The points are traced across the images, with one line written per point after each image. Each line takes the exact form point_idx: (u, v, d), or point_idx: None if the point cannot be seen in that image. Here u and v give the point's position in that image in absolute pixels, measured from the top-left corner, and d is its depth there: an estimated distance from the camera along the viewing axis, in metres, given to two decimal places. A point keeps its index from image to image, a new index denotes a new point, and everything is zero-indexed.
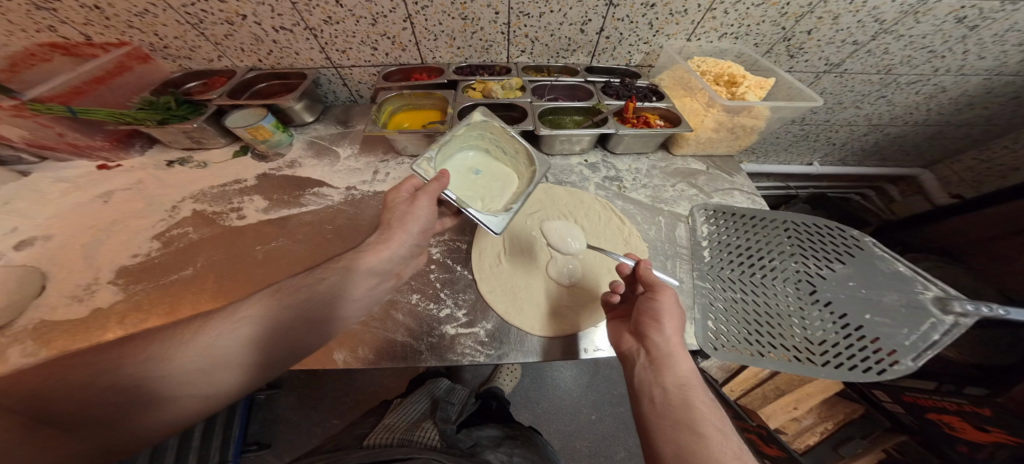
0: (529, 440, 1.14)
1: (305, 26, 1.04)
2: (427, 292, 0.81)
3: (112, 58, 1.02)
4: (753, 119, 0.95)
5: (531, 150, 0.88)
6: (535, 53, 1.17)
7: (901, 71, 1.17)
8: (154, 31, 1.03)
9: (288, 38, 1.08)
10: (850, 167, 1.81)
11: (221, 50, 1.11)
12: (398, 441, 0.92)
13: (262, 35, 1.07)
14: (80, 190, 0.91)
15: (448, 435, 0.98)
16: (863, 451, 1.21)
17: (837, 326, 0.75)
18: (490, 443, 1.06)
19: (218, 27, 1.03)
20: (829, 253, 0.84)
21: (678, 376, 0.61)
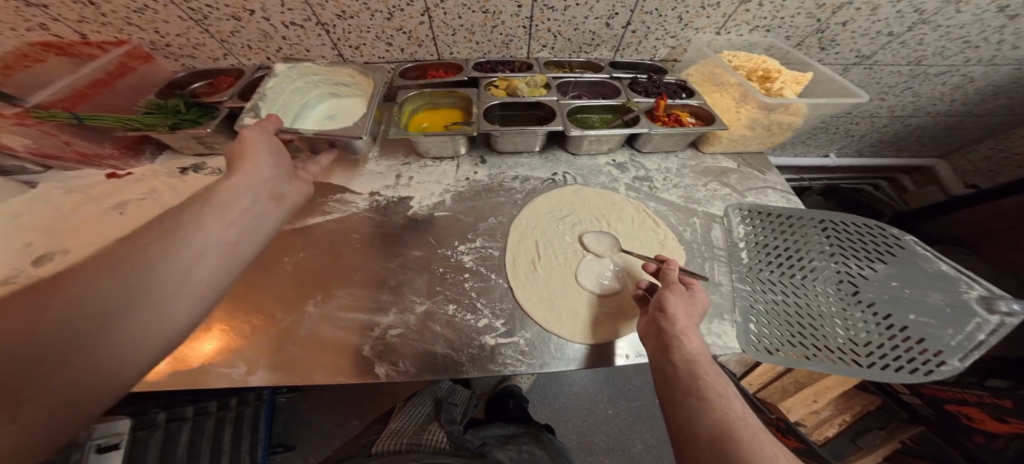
0: (537, 436, 1.12)
1: (317, 21, 0.98)
2: (463, 302, 0.80)
3: (110, 59, 0.92)
4: (791, 117, 0.92)
5: (355, 71, 1.03)
6: (557, 48, 1.12)
7: (932, 62, 1.16)
8: (155, 28, 0.96)
9: (299, 34, 1.02)
10: (865, 158, 1.80)
11: (227, 47, 1.04)
12: (405, 446, 0.91)
13: (271, 31, 1.00)
14: (93, 201, 0.87)
15: (454, 436, 0.98)
16: (879, 442, 1.22)
17: (882, 327, 0.74)
18: (498, 442, 1.05)
19: (223, 23, 0.97)
20: (870, 253, 0.84)
21: (699, 358, 0.60)
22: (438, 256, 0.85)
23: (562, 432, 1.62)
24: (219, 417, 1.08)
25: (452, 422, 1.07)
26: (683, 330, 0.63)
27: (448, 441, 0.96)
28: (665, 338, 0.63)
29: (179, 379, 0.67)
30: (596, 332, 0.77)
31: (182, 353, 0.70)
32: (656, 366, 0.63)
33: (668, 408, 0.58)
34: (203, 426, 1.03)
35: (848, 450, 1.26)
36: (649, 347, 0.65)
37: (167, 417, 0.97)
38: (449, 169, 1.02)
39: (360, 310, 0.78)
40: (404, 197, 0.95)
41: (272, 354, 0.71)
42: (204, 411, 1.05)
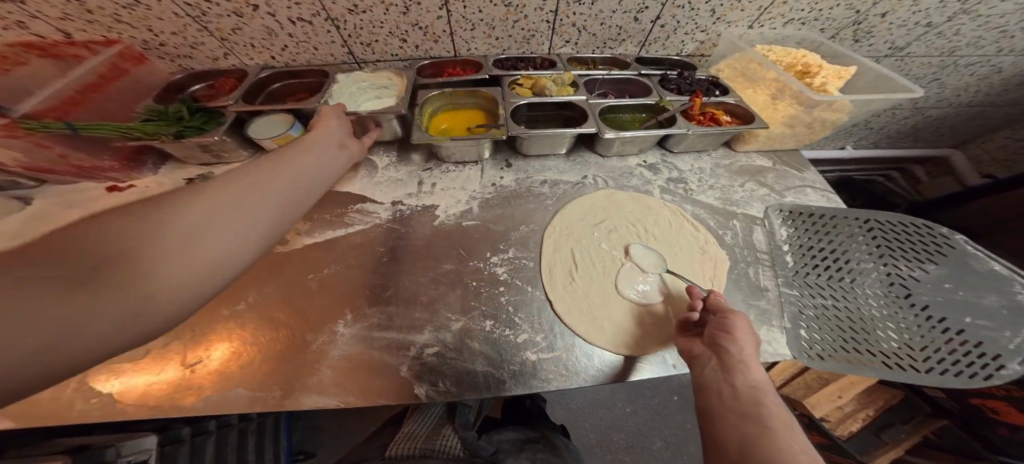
0: (552, 443, 0.97)
1: (327, 16, 0.88)
2: (500, 317, 0.77)
3: (103, 60, 0.82)
4: (835, 114, 0.89)
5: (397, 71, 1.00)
6: (580, 43, 1.07)
7: (964, 53, 1.14)
8: (148, 26, 0.85)
9: (306, 31, 0.92)
10: (882, 149, 1.77)
11: (228, 46, 0.93)
12: (420, 452, 0.88)
13: (276, 28, 0.90)
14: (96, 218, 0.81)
15: (468, 444, 0.91)
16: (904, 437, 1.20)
17: (937, 330, 0.71)
18: (511, 447, 0.93)
19: (224, 19, 0.86)
20: (919, 254, 0.82)
21: (762, 388, 0.55)
22: (471, 268, 0.83)
23: (581, 432, 1.51)
24: (241, 428, 1.06)
25: (466, 426, 0.99)
26: (747, 356, 0.60)
27: (461, 448, 0.90)
28: (725, 359, 0.59)
29: (211, 404, 0.65)
30: (639, 343, 0.74)
31: (195, 374, 0.68)
32: (707, 385, 0.58)
33: (709, 428, 0.54)
34: (226, 440, 1.01)
35: (873, 446, 1.20)
36: (701, 369, 0.61)
37: (191, 432, 0.94)
38: (474, 173, 0.97)
39: (394, 328, 0.75)
40: (429, 206, 0.91)
41: (304, 376, 0.68)
42: (226, 423, 1.03)
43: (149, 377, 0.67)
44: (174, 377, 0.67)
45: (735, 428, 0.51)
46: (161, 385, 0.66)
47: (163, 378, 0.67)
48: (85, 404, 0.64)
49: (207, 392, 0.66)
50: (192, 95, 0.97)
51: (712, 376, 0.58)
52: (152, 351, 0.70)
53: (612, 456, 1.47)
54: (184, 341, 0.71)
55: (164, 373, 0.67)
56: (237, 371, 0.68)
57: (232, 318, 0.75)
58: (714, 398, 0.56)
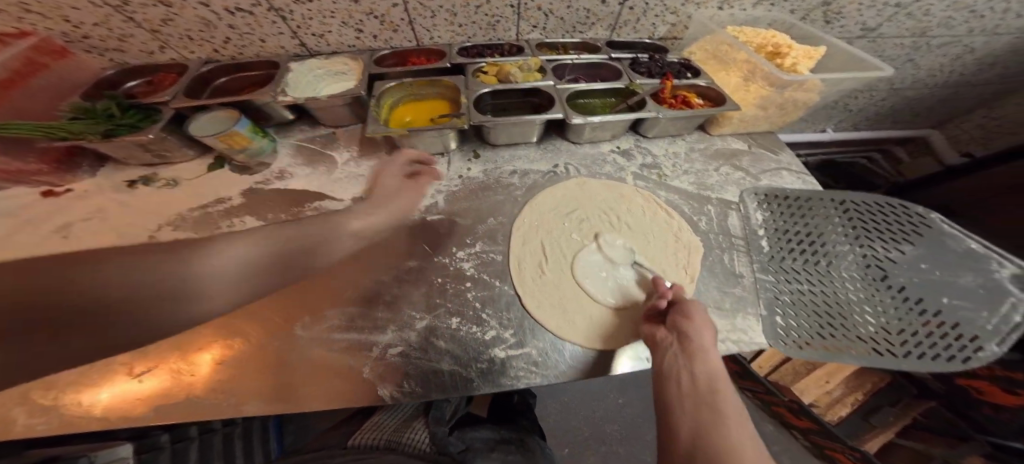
0: (525, 444, 0.96)
1: (270, 6, 0.83)
2: (467, 314, 0.73)
3: (16, 53, 0.75)
4: (808, 93, 0.88)
5: (351, 55, 0.98)
6: (548, 28, 1.03)
7: (936, 33, 1.14)
8: (63, 16, 0.79)
9: (249, 22, 0.86)
10: (861, 132, 1.76)
11: (162, 39, 0.88)
12: (384, 444, 0.85)
13: (213, 19, 0.85)
14: (33, 226, 0.78)
15: (436, 440, 0.84)
16: (893, 419, 1.19)
17: (915, 312, 0.70)
18: (483, 447, 0.90)
19: (150, 8, 0.80)
20: (895, 234, 0.80)
21: (718, 374, 0.57)
22: (436, 265, 0.79)
23: (574, 424, 1.43)
24: (225, 432, 0.99)
25: (439, 421, 0.92)
26: (704, 339, 0.60)
27: (428, 444, 0.84)
28: (688, 346, 0.58)
29: (161, 414, 0.59)
30: (597, 335, 0.71)
31: (182, 379, 0.62)
32: (661, 369, 0.59)
33: (664, 419, 0.56)
34: (211, 444, 0.94)
35: (862, 430, 1.21)
36: (658, 354, 0.61)
37: (171, 439, 0.87)
38: (440, 167, 0.93)
39: (354, 330, 0.71)
40: (392, 202, 0.87)
41: (261, 381, 0.64)
42: (209, 429, 0.96)
43: (95, 387, 0.60)
44: (130, 389, 0.61)
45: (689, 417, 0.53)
46: (133, 393, 0.60)
47: (125, 391, 0.60)
48: (29, 418, 0.57)
49: (159, 401, 0.60)
50: (126, 91, 0.91)
51: (672, 366, 0.58)
52: (96, 360, 0.63)
53: (605, 448, 1.39)
54: (131, 348, 0.65)
55: (111, 383, 0.61)
56: (218, 374, 0.64)
57: (185, 324, 0.69)
58: (671, 385, 0.57)
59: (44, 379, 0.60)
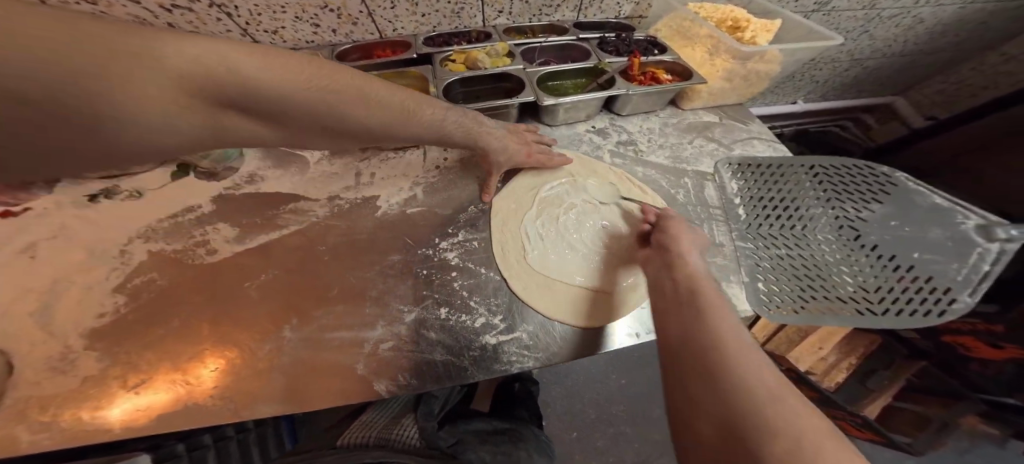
0: (519, 433, 0.98)
1: (210, 1, 0.79)
2: (455, 303, 0.72)
3: None
4: (768, 65, 0.91)
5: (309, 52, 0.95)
6: (514, 12, 1.02)
7: (885, 5, 1.22)
8: None
9: (191, 20, 0.82)
10: (830, 101, 1.80)
11: None
12: (375, 440, 0.81)
13: (148, 17, 0.80)
14: None
15: (426, 435, 0.83)
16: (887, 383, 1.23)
17: (889, 269, 0.72)
18: (474, 439, 0.91)
19: (74, 6, 0.75)
20: (864, 194, 0.82)
21: (699, 277, 0.61)
22: (419, 257, 0.78)
23: (580, 407, 1.43)
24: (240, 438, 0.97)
25: (428, 416, 0.92)
26: (685, 251, 0.67)
27: (419, 439, 0.83)
28: (665, 254, 0.68)
29: (169, 422, 0.57)
30: (575, 311, 0.72)
31: (185, 388, 0.60)
32: (655, 284, 0.66)
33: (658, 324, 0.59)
34: (228, 451, 0.91)
35: (860, 394, 1.24)
36: (650, 274, 0.68)
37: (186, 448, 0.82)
38: (415, 159, 0.93)
39: (343, 328, 0.69)
40: (369, 197, 0.86)
41: (255, 386, 0.62)
42: (223, 436, 0.91)
43: (95, 402, 0.58)
44: (130, 405, 0.58)
45: (676, 314, 0.57)
46: (141, 405, 0.58)
47: (125, 406, 0.58)
48: (34, 434, 0.54)
49: (164, 411, 0.58)
50: None
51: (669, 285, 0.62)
52: (90, 377, 0.61)
53: (614, 429, 1.39)
54: (122, 363, 0.63)
55: (113, 400, 0.59)
56: (218, 378, 0.62)
57: (170, 337, 0.66)
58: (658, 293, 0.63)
59: (44, 398, 0.58)
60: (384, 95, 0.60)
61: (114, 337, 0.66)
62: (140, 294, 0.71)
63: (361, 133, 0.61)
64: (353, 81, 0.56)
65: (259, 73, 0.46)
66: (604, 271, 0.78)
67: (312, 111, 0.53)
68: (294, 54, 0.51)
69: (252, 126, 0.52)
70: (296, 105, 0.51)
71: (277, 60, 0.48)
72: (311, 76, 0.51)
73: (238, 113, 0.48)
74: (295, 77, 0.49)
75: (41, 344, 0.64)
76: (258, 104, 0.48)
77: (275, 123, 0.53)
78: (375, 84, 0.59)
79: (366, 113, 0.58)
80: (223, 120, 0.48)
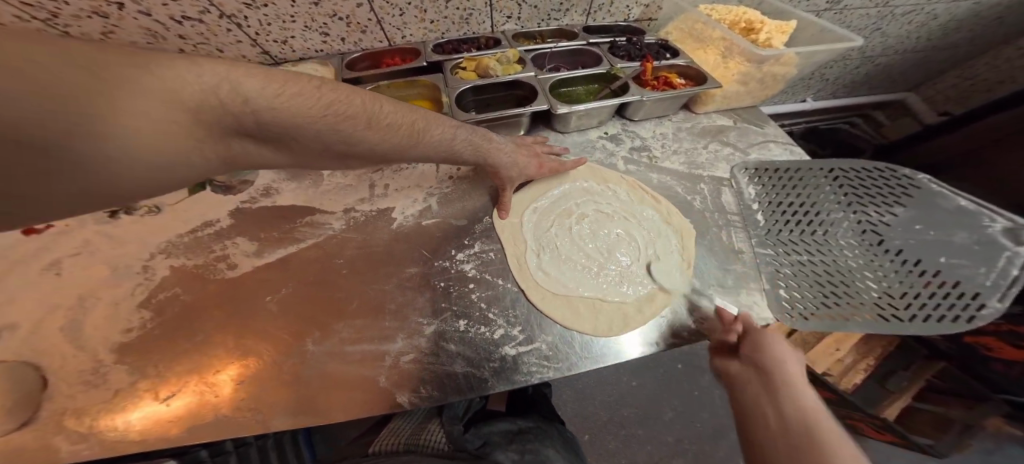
0: (546, 431, 0.97)
1: (221, 13, 0.79)
2: (473, 315, 0.72)
3: None
4: (784, 67, 0.89)
5: (319, 61, 0.95)
6: (523, 17, 1.02)
7: (898, 2, 1.19)
8: None
9: (201, 31, 0.82)
10: (840, 99, 1.77)
11: None
12: (403, 448, 0.85)
13: (160, 30, 0.80)
14: (21, 264, 0.76)
15: (453, 438, 0.83)
16: (907, 384, 1.20)
17: (915, 275, 0.70)
18: (501, 440, 0.89)
19: (86, 20, 0.75)
20: (886, 198, 0.81)
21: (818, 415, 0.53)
22: (437, 269, 0.78)
23: (592, 410, 1.43)
24: (259, 445, 0.99)
25: (453, 420, 0.91)
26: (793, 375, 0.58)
27: (446, 442, 0.83)
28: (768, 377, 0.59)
29: (200, 433, 0.58)
30: (594, 323, 0.72)
31: (207, 395, 0.62)
32: (755, 418, 0.56)
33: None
34: (248, 457, 0.94)
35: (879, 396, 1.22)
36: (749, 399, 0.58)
37: None
38: (428, 170, 0.93)
39: (365, 341, 0.69)
40: (383, 209, 0.86)
41: (283, 399, 0.62)
42: (244, 442, 0.94)
43: (125, 413, 0.60)
44: (155, 413, 0.60)
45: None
46: (167, 414, 0.59)
47: (152, 416, 0.59)
48: (73, 445, 0.56)
49: (190, 422, 0.58)
50: None
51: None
52: (120, 390, 0.62)
53: (627, 432, 1.39)
54: (151, 376, 0.64)
55: (138, 406, 0.60)
56: (241, 388, 0.63)
57: (195, 349, 0.67)
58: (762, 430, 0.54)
59: (79, 409, 0.60)
60: (392, 115, 0.57)
61: (138, 353, 0.66)
62: (165, 308, 0.72)
63: (374, 156, 0.60)
64: (367, 105, 0.54)
65: (265, 99, 0.44)
66: (618, 283, 0.78)
67: (322, 137, 0.51)
68: (303, 77, 0.49)
69: (263, 153, 0.50)
70: (307, 132, 0.49)
71: (286, 83, 0.46)
72: (322, 103, 0.49)
73: (250, 139, 0.47)
74: (304, 102, 0.47)
75: (70, 359, 0.65)
76: (273, 127, 0.46)
77: (287, 149, 0.52)
78: (383, 104, 0.57)
79: (375, 136, 0.56)
80: (233, 147, 0.46)
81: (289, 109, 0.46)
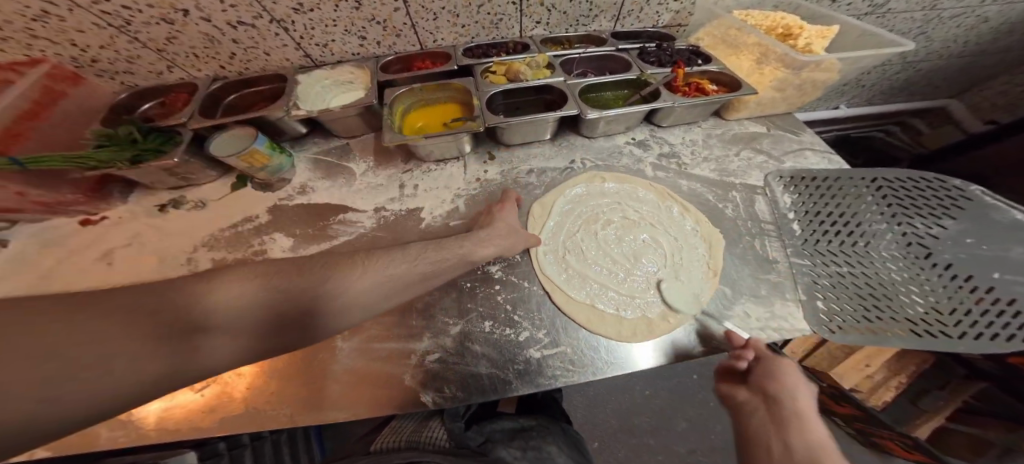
0: (548, 428, 0.98)
1: (271, 18, 0.83)
2: (499, 317, 0.73)
3: (31, 83, 0.75)
4: (825, 73, 0.87)
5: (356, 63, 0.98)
6: (551, 23, 1.03)
7: (946, 6, 1.14)
8: (70, 40, 0.79)
9: (252, 35, 0.86)
10: (876, 106, 1.70)
11: (168, 58, 0.88)
12: (404, 444, 0.82)
13: (216, 34, 0.84)
14: (77, 253, 0.81)
15: (454, 435, 0.83)
16: (942, 404, 1.10)
17: (966, 291, 0.66)
18: (503, 437, 0.91)
19: (154, 27, 0.80)
20: (934, 209, 0.77)
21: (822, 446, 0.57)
22: (464, 269, 0.79)
23: (603, 418, 1.40)
24: (274, 440, 1.03)
25: (454, 417, 0.89)
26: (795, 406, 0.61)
27: (447, 439, 0.83)
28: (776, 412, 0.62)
29: (230, 423, 0.61)
30: (621, 328, 0.71)
31: (228, 388, 0.64)
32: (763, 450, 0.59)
33: None
34: (263, 451, 0.98)
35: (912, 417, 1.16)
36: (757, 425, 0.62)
37: (227, 447, 0.91)
38: (456, 171, 0.95)
39: (392, 339, 0.70)
40: (412, 209, 0.87)
41: (310, 395, 0.64)
42: (259, 437, 0.99)
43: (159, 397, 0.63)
44: (186, 401, 0.63)
45: None
46: (194, 405, 0.62)
47: (180, 403, 0.63)
48: (110, 432, 0.60)
49: (220, 414, 0.62)
50: (143, 115, 0.92)
51: None
52: None
53: (637, 440, 1.36)
54: None
55: (172, 394, 0.63)
56: (266, 381, 0.65)
57: None
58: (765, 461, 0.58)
59: None
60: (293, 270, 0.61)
61: None
62: None
63: (311, 331, 0.58)
64: (313, 266, 0.62)
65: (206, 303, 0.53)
66: (646, 288, 0.77)
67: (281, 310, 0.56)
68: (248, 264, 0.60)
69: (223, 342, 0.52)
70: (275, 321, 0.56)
71: (230, 281, 0.56)
72: (271, 285, 0.57)
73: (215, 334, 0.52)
74: (257, 288, 0.56)
75: None
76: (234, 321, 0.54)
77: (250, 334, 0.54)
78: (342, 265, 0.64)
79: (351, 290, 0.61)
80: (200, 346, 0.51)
81: (231, 295, 0.54)
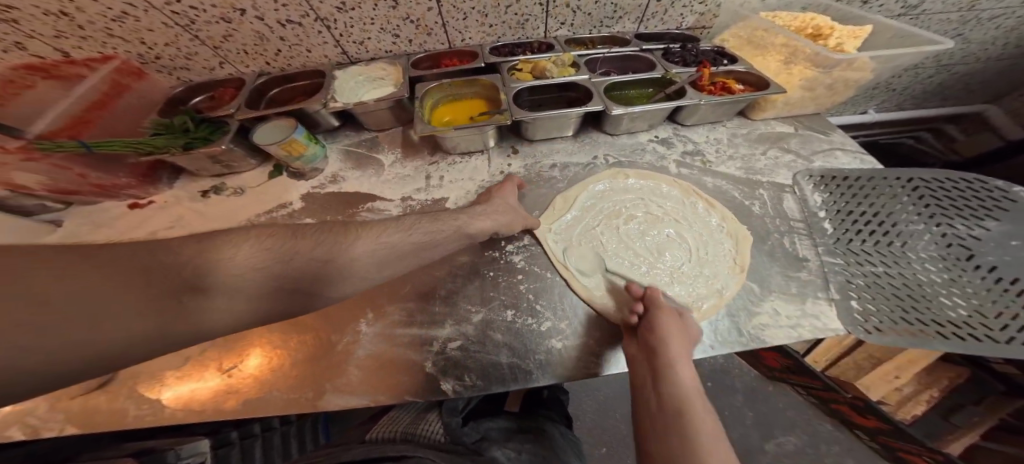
0: (542, 433, 0.94)
1: (315, 16, 0.88)
2: (521, 306, 0.73)
3: (103, 78, 0.85)
4: (858, 72, 0.85)
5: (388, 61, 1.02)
6: (576, 24, 1.05)
7: (985, 6, 1.11)
8: (139, 38, 0.86)
9: (297, 33, 0.92)
10: (907, 111, 1.65)
11: (222, 55, 0.94)
12: (399, 436, 0.81)
13: (267, 32, 0.90)
14: (125, 233, 0.86)
15: (449, 430, 0.81)
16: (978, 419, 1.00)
17: (1013, 294, 0.63)
18: (498, 435, 0.87)
19: (214, 25, 0.86)
20: (976, 210, 0.74)
21: (691, 390, 0.57)
22: (487, 259, 0.80)
23: (612, 423, 1.37)
24: (284, 431, 1.04)
25: (453, 411, 0.88)
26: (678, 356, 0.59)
27: (442, 433, 0.81)
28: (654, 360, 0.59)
29: (254, 406, 0.63)
30: None
31: (253, 374, 0.66)
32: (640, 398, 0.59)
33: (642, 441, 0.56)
34: (272, 443, 0.99)
35: None
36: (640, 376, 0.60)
37: (240, 435, 0.93)
38: (480, 164, 0.97)
39: (414, 325, 0.72)
40: (437, 199, 0.90)
41: (333, 377, 0.66)
42: (270, 427, 1.01)
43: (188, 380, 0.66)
44: (211, 385, 0.65)
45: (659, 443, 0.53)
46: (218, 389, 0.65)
47: (207, 386, 0.65)
48: (139, 410, 0.63)
49: (246, 395, 0.64)
50: (194, 108, 0.98)
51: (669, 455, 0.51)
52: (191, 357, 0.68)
53: None
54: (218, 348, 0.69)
55: (201, 378, 0.66)
56: (290, 368, 0.67)
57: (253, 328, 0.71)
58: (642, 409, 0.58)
59: (152, 375, 0.67)
60: (307, 236, 0.63)
61: None
62: None
63: (321, 290, 0.61)
64: (328, 233, 0.65)
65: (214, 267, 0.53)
66: (670, 282, 0.76)
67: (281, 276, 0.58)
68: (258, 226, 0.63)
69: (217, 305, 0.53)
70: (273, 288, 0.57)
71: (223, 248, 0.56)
72: (274, 250, 0.59)
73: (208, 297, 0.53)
74: (264, 251, 0.58)
75: None
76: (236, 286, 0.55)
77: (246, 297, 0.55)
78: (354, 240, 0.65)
79: (352, 267, 0.63)
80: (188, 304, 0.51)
81: (235, 261, 0.55)
